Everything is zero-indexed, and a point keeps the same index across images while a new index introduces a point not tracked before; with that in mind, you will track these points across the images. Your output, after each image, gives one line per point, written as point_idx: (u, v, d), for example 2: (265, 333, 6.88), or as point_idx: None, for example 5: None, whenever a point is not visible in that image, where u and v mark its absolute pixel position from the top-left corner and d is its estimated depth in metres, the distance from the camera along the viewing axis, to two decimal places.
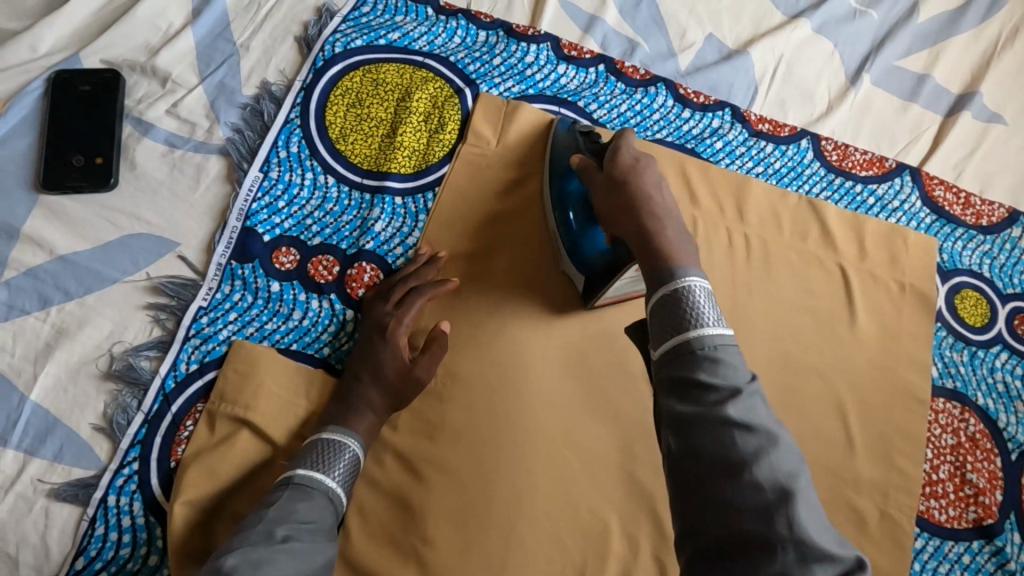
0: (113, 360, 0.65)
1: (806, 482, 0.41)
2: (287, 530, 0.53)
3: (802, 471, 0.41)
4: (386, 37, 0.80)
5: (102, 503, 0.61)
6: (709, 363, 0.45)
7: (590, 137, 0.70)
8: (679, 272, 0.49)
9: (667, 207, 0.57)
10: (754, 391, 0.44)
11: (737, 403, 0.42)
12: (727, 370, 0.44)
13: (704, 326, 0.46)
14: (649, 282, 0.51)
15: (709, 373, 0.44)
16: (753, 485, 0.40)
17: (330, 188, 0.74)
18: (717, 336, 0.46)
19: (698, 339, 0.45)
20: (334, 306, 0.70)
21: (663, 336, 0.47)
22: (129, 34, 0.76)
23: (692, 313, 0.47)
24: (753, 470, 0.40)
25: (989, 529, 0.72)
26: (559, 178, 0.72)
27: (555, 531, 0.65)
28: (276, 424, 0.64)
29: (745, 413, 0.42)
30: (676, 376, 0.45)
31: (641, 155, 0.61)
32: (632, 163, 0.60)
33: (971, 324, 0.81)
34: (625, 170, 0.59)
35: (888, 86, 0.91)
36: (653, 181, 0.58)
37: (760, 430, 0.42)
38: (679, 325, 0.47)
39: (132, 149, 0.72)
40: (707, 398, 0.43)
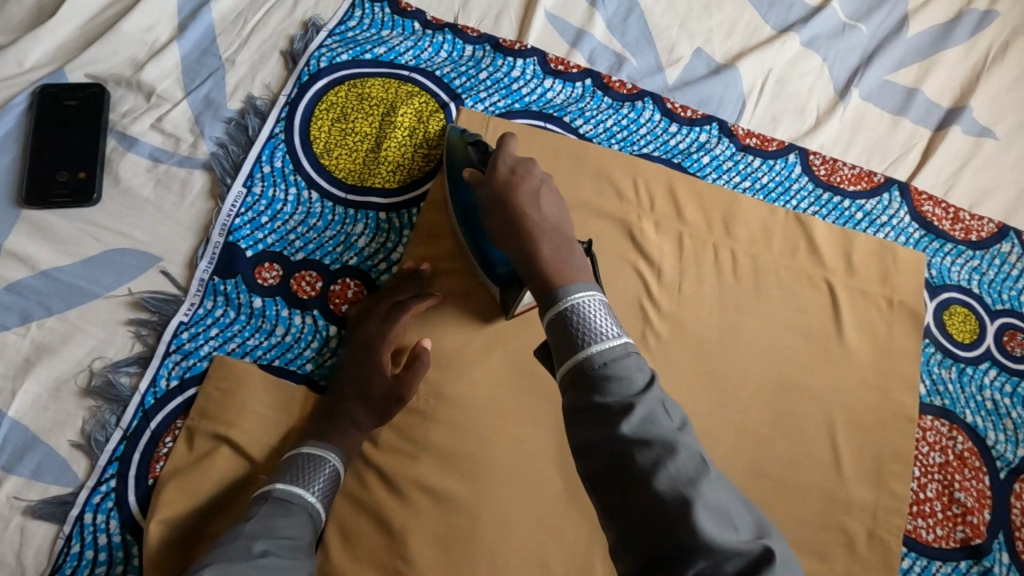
0: (92, 376, 0.65)
1: (712, 481, 0.39)
2: (264, 545, 0.53)
3: (705, 471, 0.39)
4: (372, 51, 0.80)
5: (79, 521, 0.61)
6: (601, 381, 0.42)
7: (478, 146, 0.68)
8: (563, 292, 0.48)
9: (548, 222, 0.55)
10: (651, 399, 0.41)
11: (631, 418, 0.40)
12: (620, 384, 0.42)
13: (595, 342, 0.44)
14: (540, 304, 0.50)
15: (602, 392, 0.42)
16: (657, 498, 0.38)
17: (314, 204, 0.74)
18: (606, 350, 0.43)
19: (590, 359, 0.43)
20: (318, 322, 0.70)
21: (559, 360, 0.45)
22: (116, 49, 0.77)
23: (581, 332, 0.45)
24: (655, 484, 0.39)
25: (977, 549, 0.72)
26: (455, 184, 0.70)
27: (538, 552, 0.64)
28: (256, 442, 0.64)
29: (642, 426, 0.40)
30: (573, 399, 0.43)
31: (516, 166, 0.60)
32: (509, 175, 0.59)
33: (960, 340, 0.80)
34: (503, 183, 0.58)
35: (876, 100, 0.90)
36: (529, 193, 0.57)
37: (657, 442, 0.39)
38: (570, 347, 0.45)
39: (116, 163, 0.72)
40: (603, 420, 0.41)
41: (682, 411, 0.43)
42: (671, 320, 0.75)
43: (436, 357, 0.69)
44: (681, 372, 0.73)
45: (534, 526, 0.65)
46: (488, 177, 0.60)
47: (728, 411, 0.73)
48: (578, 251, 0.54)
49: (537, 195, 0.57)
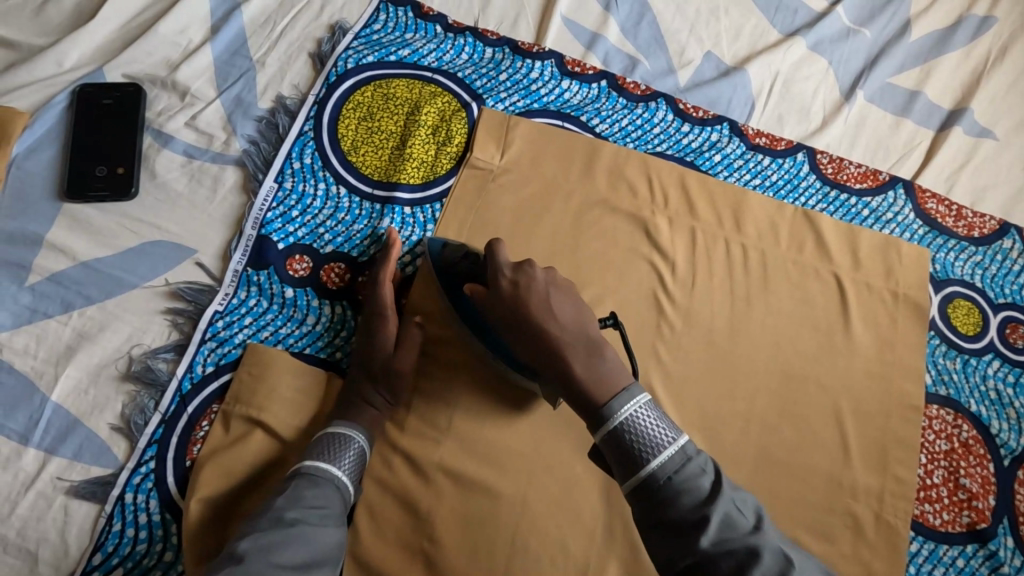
0: (132, 362, 0.68)
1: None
2: (295, 514, 0.55)
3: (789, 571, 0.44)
4: (397, 53, 0.83)
5: (120, 500, 0.63)
6: (671, 494, 0.48)
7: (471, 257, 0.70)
8: (609, 409, 0.53)
9: (568, 334, 0.58)
10: (721, 503, 0.47)
11: (708, 530, 0.46)
12: (688, 493, 0.48)
13: (654, 458, 0.50)
14: (587, 418, 0.55)
15: (675, 507, 0.48)
16: None
17: (342, 199, 0.77)
18: (668, 463, 0.49)
19: (653, 476, 0.49)
20: (346, 312, 0.73)
21: (623, 476, 0.52)
22: (151, 50, 0.80)
23: (637, 448, 0.51)
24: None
25: (983, 533, 0.74)
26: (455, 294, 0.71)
27: (558, 535, 0.67)
28: (288, 424, 0.67)
29: (721, 535, 0.46)
30: (647, 514, 0.50)
31: (518, 274, 0.62)
32: (513, 287, 0.61)
33: (963, 332, 0.83)
34: (514, 298, 0.61)
35: (881, 103, 0.94)
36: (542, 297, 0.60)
37: (737, 547, 0.45)
38: (630, 465, 0.51)
39: (153, 159, 0.75)
40: (682, 535, 0.47)
41: (750, 503, 0.48)
42: (685, 312, 0.78)
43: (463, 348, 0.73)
44: (694, 362, 0.76)
45: (555, 508, 0.67)
46: (493, 292, 0.63)
47: (741, 400, 0.75)
48: (605, 355, 0.57)
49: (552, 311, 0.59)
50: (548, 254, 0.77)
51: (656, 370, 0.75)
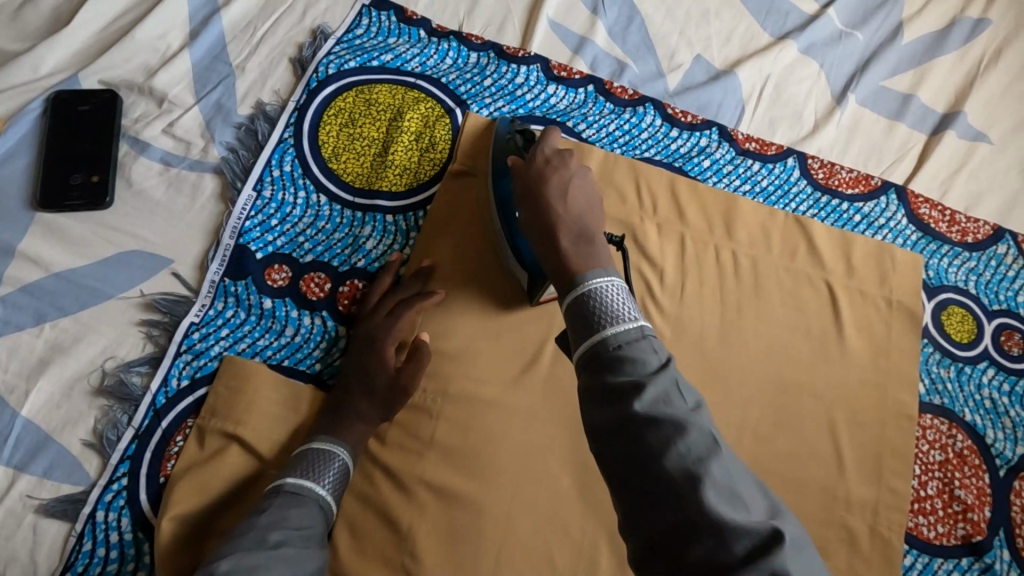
0: (105, 376, 0.66)
1: (723, 463, 0.40)
2: (279, 535, 0.54)
3: (717, 454, 0.40)
4: (379, 58, 0.82)
5: (91, 519, 0.61)
6: (616, 363, 0.43)
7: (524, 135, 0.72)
8: (584, 276, 0.49)
9: (573, 215, 0.56)
10: (664, 380, 0.42)
11: (642, 397, 0.41)
12: (634, 365, 0.43)
13: (611, 325, 0.45)
14: (560, 289, 0.51)
15: (617, 374, 0.43)
16: (666, 476, 0.39)
17: (323, 207, 0.75)
18: (623, 333, 0.44)
19: (604, 342, 0.44)
20: (326, 323, 0.71)
21: (576, 344, 0.47)
22: (129, 56, 0.78)
23: (598, 314, 0.46)
24: (665, 465, 0.39)
25: (978, 546, 0.72)
26: (495, 177, 0.73)
27: (543, 549, 0.65)
28: (266, 439, 0.65)
29: (654, 405, 0.41)
30: (589, 382, 0.44)
31: (552, 156, 0.62)
32: (543, 165, 0.62)
33: (958, 340, 0.82)
34: (537, 173, 0.61)
35: (873, 105, 0.92)
36: (560, 187, 0.58)
37: (668, 422, 0.40)
38: (586, 332, 0.46)
39: (129, 167, 0.74)
40: (615, 401, 0.42)
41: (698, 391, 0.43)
42: (674, 321, 0.76)
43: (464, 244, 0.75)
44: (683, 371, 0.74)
45: (539, 524, 0.66)
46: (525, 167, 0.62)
47: (732, 410, 0.74)
48: (598, 242, 0.54)
49: (563, 190, 0.58)
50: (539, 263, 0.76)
51: None
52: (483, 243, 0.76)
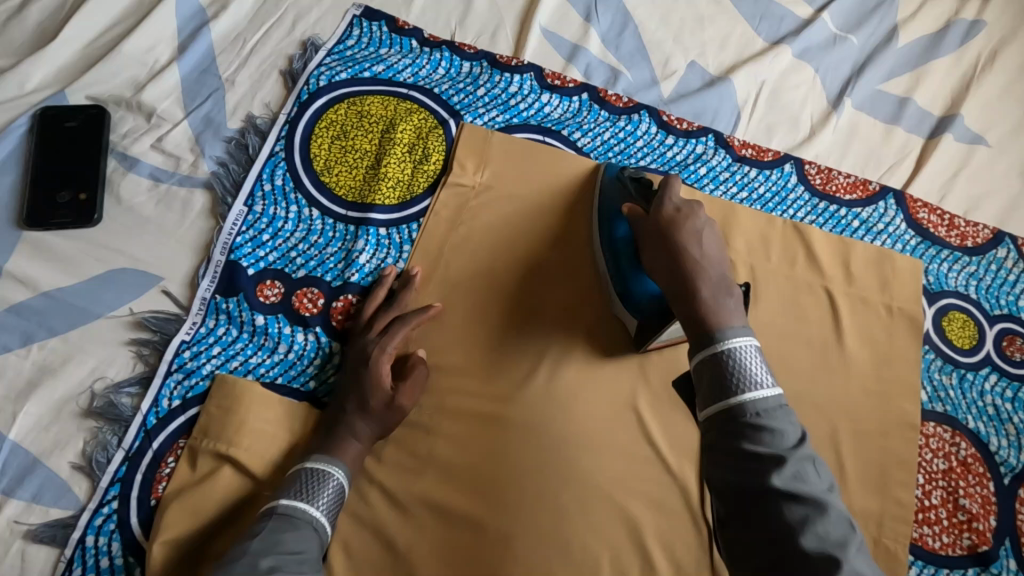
0: (94, 397, 0.65)
1: (856, 547, 0.42)
2: (271, 561, 0.53)
3: (851, 538, 0.43)
4: (371, 69, 0.81)
5: (80, 544, 0.60)
6: (753, 430, 0.46)
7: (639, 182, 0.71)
8: (723, 332, 0.50)
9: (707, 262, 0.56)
10: (801, 457, 0.45)
11: (783, 472, 0.44)
12: (773, 437, 0.45)
13: (749, 390, 0.47)
14: (689, 336, 0.53)
15: (755, 443, 0.45)
16: (802, 555, 0.41)
17: (315, 221, 0.74)
18: (761, 401, 0.47)
19: (743, 407, 0.47)
20: (320, 339, 0.70)
21: (707, 400, 0.49)
22: (117, 70, 0.77)
23: (736, 377, 0.48)
24: (802, 542, 0.42)
25: (985, 556, 0.71)
26: (608, 220, 0.73)
27: (543, 568, 0.64)
28: (259, 460, 0.64)
29: (793, 482, 0.44)
30: (720, 440, 0.47)
31: (682, 206, 0.61)
32: (673, 214, 0.61)
33: (959, 346, 0.81)
34: (668, 220, 0.60)
35: (870, 110, 0.92)
36: (692, 232, 0.58)
37: (808, 501, 0.43)
38: (721, 392, 0.48)
39: (117, 183, 0.73)
40: (751, 466, 0.45)
41: (827, 470, 0.46)
42: None
43: (551, 242, 0.77)
44: None
45: (539, 542, 0.64)
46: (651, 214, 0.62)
47: None
48: (736, 293, 0.55)
49: (699, 237, 0.58)
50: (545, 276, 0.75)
51: (642, 388, 0.72)
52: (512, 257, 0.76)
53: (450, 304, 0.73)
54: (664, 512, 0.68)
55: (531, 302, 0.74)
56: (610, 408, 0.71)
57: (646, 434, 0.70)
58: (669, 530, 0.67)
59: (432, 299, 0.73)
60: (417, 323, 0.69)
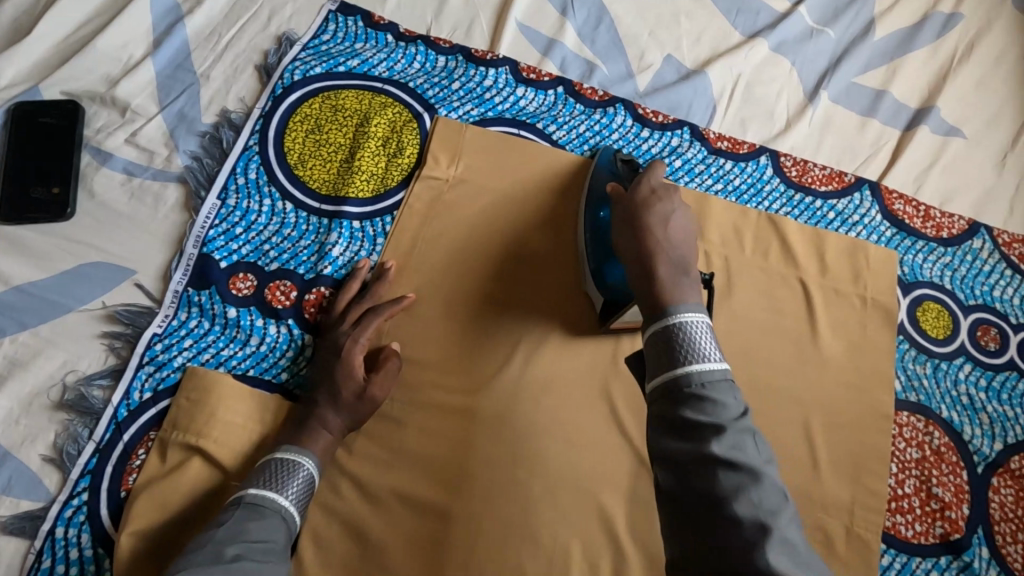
0: (65, 390, 0.65)
1: (790, 518, 0.43)
2: (236, 549, 0.53)
3: (785, 508, 0.43)
4: (346, 64, 0.81)
5: (50, 536, 0.60)
6: (696, 400, 0.46)
7: (629, 165, 0.70)
8: (674, 307, 0.50)
9: (668, 245, 0.55)
10: (742, 429, 0.45)
11: (721, 440, 0.44)
12: (714, 407, 0.46)
13: (696, 362, 0.47)
14: (644, 311, 0.53)
15: (696, 411, 0.46)
16: (735, 521, 0.42)
17: (288, 214, 0.74)
18: (707, 373, 0.47)
19: (688, 377, 0.47)
20: (292, 332, 0.70)
21: (655, 370, 0.49)
22: (92, 66, 0.78)
23: (684, 348, 0.48)
24: (735, 508, 0.43)
25: (956, 544, 0.72)
26: (594, 206, 0.73)
27: (513, 558, 0.64)
28: (229, 451, 0.64)
29: (731, 451, 0.44)
30: (664, 409, 0.47)
31: (658, 187, 0.60)
32: (648, 195, 0.59)
33: (933, 336, 0.81)
34: (642, 200, 0.59)
35: (847, 103, 0.92)
36: (661, 215, 0.57)
37: (744, 469, 0.43)
38: (669, 361, 0.48)
39: (91, 178, 0.73)
40: (691, 435, 0.45)
41: (770, 444, 0.47)
42: None
43: (526, 233, 0.77)
44: None
45: (509, 532, 0.65)
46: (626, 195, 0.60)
47: None
48: (694, 275, 0.54)
49: (667, 217, 0.57)
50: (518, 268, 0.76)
51: (615, 378, 0.72)
52: (484, 249, 0.76)
53: (422, 296, 0.73)
54: (636, 503, 0.68)
55: (508, 293, 0.74)
56: (582, 399, 0.71)
57: (619, 424, 0.70)
58: (641, 520, 0.67)
59: (405, 291, 0.73)
60: (389, 315, 0.70)
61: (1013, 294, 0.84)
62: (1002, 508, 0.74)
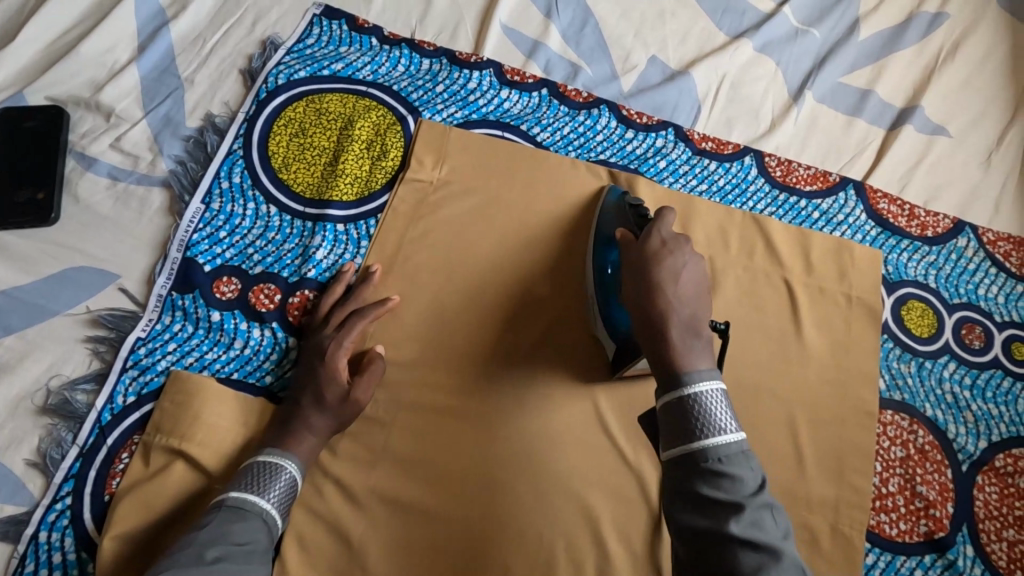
0: (49, 394, 0.65)
1: None
2: (218, 551, 0.54)
3: None
4: (330, 67, 0.82)
5: (33, 540, 0.60)
6: (714, 477, 0.47)
7: (636, 211, 0.68)
8: (687, 374, 0.51)
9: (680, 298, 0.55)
10: (759, 505, 0.46)
11: (740, 519, 0.45)
12: (733, 484, 0.47)
13: (712, 436, 0.48)
14: (656, 375, 0.53)
15: (714, 490, 0.47)
16: None
17: (273, 218, 0.75)
18: (723, 448, 0.48)
19: (705, 452, 0.48)
20: (276, 335, 0.70)
21: (670, 442, 0.50)
22: (76, 71, 0.78)
23: (700, 421, 0.49)
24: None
25: (941, 542, 0.72)
26: (600, 247, 0.72)
27: (497, 559, 0.64)
28: (212, 454, 0.64)
29: (750, 529, 0.45)
30: (681, 484, 0.48)
31: (669, 239, 0.60)
32: (659, 247, 0.59)
33: (918, 335, 0.81)
34: (651, 254, 0.58)
35: (832, 103, 0.92)
36: (671, 270, 0.56)
37: (763, 548, 0.44)
38: (684, 435, 0.49)
39: (76, 183, 0.73)
40: (710, 511, 0.46)
41: (784, 513, 0.48)
42: None
43: (510, 234, 0.77)
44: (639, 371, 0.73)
45: (494, 533, 0.65)
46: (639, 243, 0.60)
47: None
48: (704, 336, 0.54)
49: (678, 273, 0.56)
50: (503, 270, 0.76)
51: (599, 378, 0.72)
52: (469, 252, 0.76)
53: (406, 299, 0.73)
54: (621, 503, 0.67)
55: (492, 293, 0.74)
56: (567, 398, 0.70)
57: (603, 425, 0.70)
58: (625, 520, 0.67)
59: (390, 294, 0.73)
60: (374, 317, 0.70)
61: (998, 292, 0.84)
62: (987, 506, 0.74)
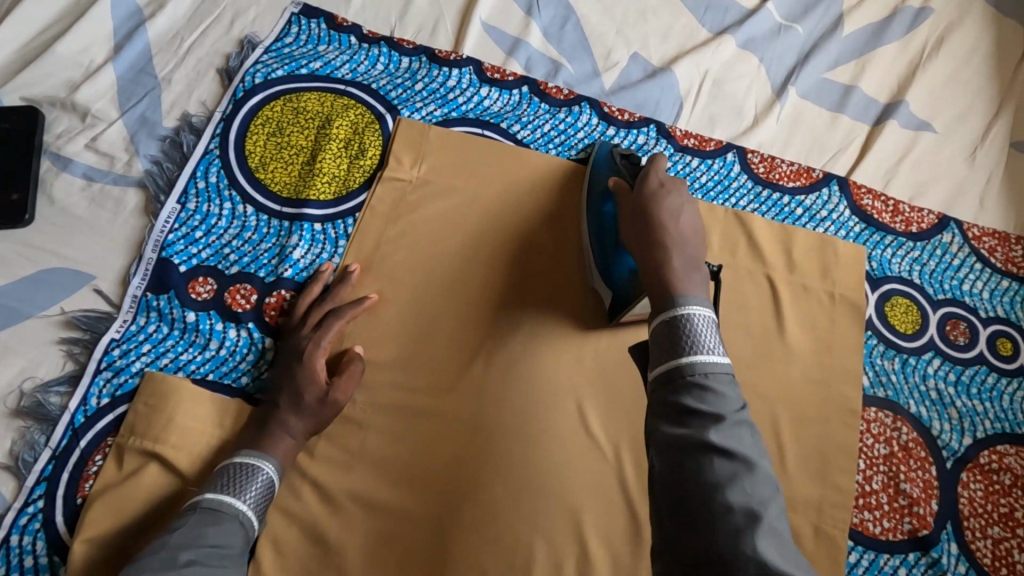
0: (22, 397, 0.65)
1: (778, 512, 0.42)
2: (191, 554, 0.53)
3: (774, 502, 0.43)
4: (308, 66, 0.81)
5: (4, 543, 0.60)
6: (698, 389, 0.46)
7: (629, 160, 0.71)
8: (682, 299, 0.51)
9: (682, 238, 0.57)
10: (740, 421, 0.45)
11: (719, 428, 0.44)
12: (715, 398, 0.45)
13: (699, 352, 0.47)
14: (652, 305, 0.53)
15: (695, 399, 0.46)
16: (726, 508, 0.41)
17: (249, 218, 0.74)
18: (710, 364, 0.47)
19: (691, 365, 0.47)
20: (253, 335, 0.70)
21: (658, 359, 0.49)
22: (52, 71, 0.78)
23: (689, 339, 0.48)
24: (727, 495, 0.42)
25: (925, 539, 0.71)
26: (597, 201, 0.73)
27: (474, 560, 0.63)
28: (187, 457, 0.63)
29: (728, 440, 0.44)
30: (663, 397, 0.47)
31: (666, 181, 0.61)
32: (657, 188, 0.61)
33: (902, 331, 0.81)
34: (650, 195, 0.60)
35: (816, 98, 0.92)
36: (671, 210, 0.58)
37: (739, 458, 0.43)
38: (672, 351, 0.48)
39: (50, 184, 0.73)
40: (689, 419, 0.45)
41: (764, 442, 0.47)
42: None
43: (490, 231, 0.77)
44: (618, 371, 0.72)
45: (471, 534, 0.64)
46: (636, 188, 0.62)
47: None
48: (704, 271, 0.55)
49: (678, 213, 0.58)
50: (483, 267, 0.75)
51: (579, 377, 0.71)
52: (448, 250, 0.75)
53: (384, 298, 0.73)
54: (600, 502, 0.67)
55: (470, 290, 0.74)
56: (546, 396, 0.70)
57: (583, 423, 0.69)
58: (605, 520, 0.66)
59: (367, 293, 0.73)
60: (352, 316, 0.69)
61: (983, 287, 0.84)
62: (971, 503, 0.73)
